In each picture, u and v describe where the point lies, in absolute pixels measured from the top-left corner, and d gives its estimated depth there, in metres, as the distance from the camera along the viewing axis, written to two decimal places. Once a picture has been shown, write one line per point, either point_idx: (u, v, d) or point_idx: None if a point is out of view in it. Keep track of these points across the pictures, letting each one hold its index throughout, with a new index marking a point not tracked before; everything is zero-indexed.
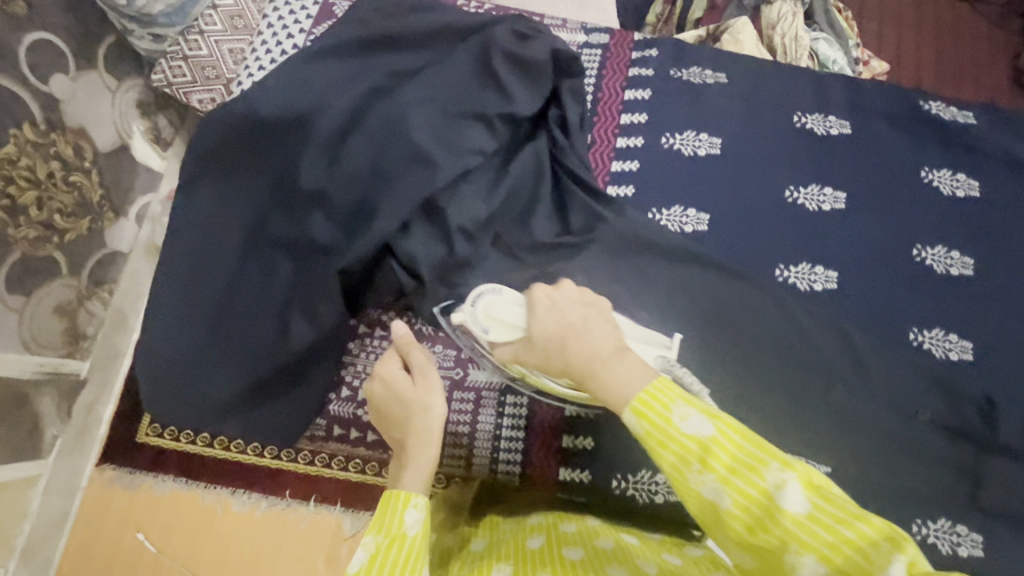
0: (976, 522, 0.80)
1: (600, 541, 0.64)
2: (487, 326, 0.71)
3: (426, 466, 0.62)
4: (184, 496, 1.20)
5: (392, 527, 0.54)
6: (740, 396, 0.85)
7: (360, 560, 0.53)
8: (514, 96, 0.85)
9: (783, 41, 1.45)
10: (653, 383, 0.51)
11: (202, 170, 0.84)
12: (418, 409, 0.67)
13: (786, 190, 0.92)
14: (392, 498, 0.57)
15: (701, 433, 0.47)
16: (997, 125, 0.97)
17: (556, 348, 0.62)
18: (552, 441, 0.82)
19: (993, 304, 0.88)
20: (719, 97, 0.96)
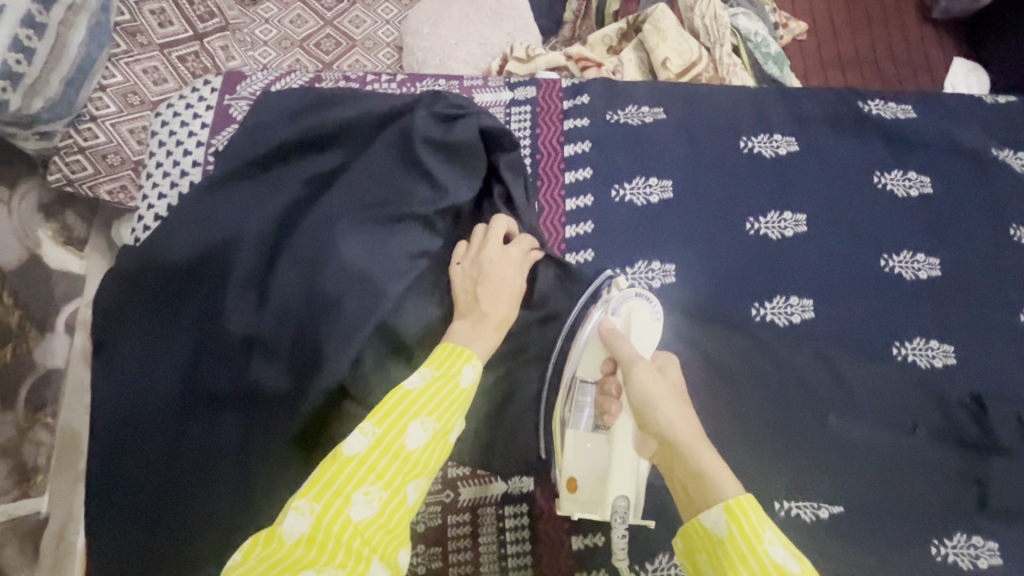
0: (989, 529, 0.80)
1: None
2: (619, 313, 0.76)
3: (487, 344, 0.69)
4: None
5: (449, 369, 0.63)
6: (744, 450, 0.81)
7: (417, 381, 0.61)
8: (449, 186, 0.78)
9: (703, 22, 1.40)
10: (749, 497, 0.54)
11: (125, 326, 0.76)
12: (506, 295, 0.73)
13: (746, 222, 0.89)
14: (456, 349, 0.66)
15: (787, 564, 0.49)
16: (936, 114, 0.96)
17: (678, 402, 0.66)
18: (562, 547, 0.76)
19: (966, 301, 0.87)
20: (661, 136, 0.92)
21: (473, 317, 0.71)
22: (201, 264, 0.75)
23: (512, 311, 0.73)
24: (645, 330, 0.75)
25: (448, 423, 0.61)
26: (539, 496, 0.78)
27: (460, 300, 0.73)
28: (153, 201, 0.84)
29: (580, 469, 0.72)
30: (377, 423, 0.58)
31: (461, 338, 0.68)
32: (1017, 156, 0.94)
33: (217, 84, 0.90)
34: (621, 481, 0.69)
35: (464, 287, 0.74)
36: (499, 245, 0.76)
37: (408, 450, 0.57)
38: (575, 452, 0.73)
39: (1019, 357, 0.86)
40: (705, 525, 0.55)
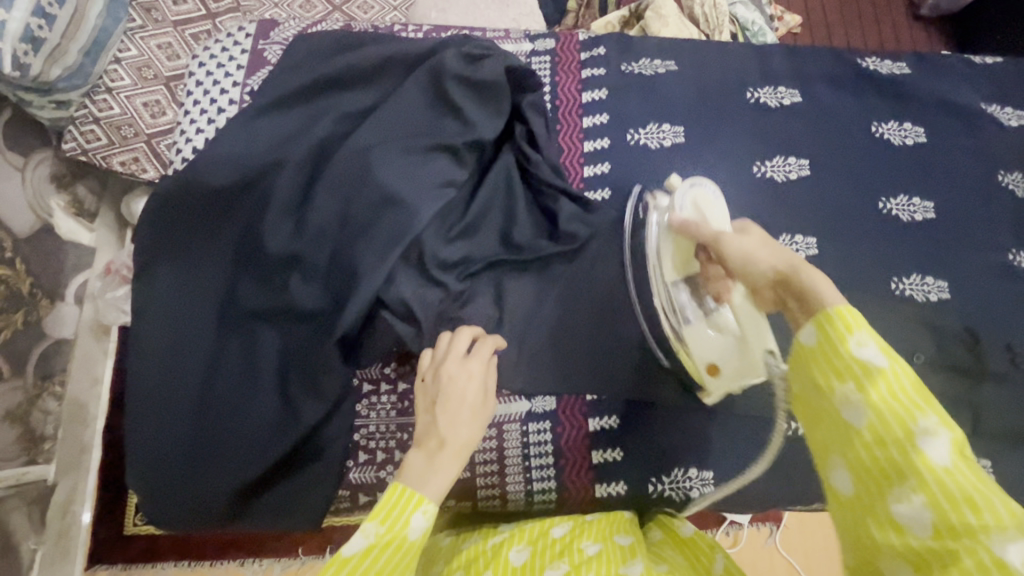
0: (982, 449, 0.85)
1: (618, 535, 0.72)
2: (684, 204, 0.75)
3: (448, 476, 0.63)
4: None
5: (395, 525, 0.58)
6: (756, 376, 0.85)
7: (358, 545, 0.57)
8: (476, 122, 0.83)
9: (703, 10, 1.45)
10: (840, 306, 0.53)
11: (168, 246, 0.79)
12: (469, 418, 0.67)
13: (753, 165, 0.94)
14: (404, 496, 0.60)
15: (873, 362, 0.50)
16: (928, 71, 1.02)
17: (769, 251, 0.62)
18: (583, 460, 0.80)
19: (960, 240, 0.93)
20: (673, 85, 0.97)
21: (428, 447, 0.64)
22: (244, 189, 0.79)
23: (476, 430, 0.66)
24: (716, 221, 0.73)
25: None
26: (561, 414, 0.81)
27: (419, 424, 0.67)
28: (191, 136, 0.88)
29: (713, 356, 0.76)
30: None
31: (412, 480, 0.61)
32: (1004, 111, 1.01)
33: (252, 30, 0.94)
34: (759, 341, 0.72)
35: (424, 406, 0.68)
36: (459, 356, 0.71)
37: None
38: (695, 342, 0.77)
39: (1010, 291, 0.91)
40: (798, 338, 0.55)
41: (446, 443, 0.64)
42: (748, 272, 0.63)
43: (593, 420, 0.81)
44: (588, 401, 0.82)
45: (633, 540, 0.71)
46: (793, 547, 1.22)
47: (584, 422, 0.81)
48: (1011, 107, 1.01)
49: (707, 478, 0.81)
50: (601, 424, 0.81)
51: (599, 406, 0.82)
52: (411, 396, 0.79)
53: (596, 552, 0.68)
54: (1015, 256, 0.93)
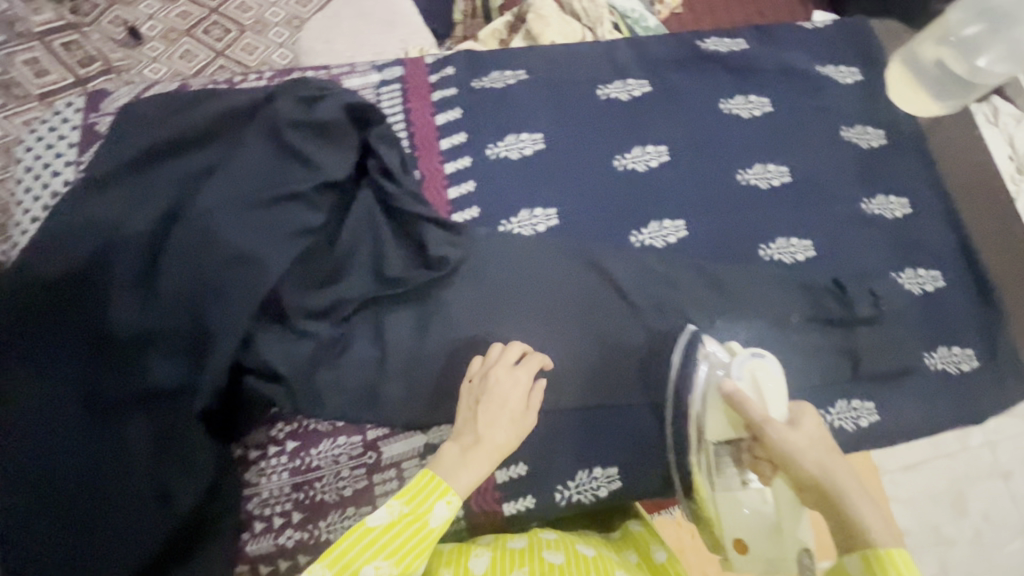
0: (865, 392, 0.89)
1: (579, 545, 0.78)
2: (740, 375, 0.73)
3: (475, 474, 0.68)
4: None
5: (420, 507, 0.65)
6: (645, 363, 0.87)
7: (381, 518, 0.64)
8: (324, 166, 0.81)
9: (582, 6, 1.47)
10: (891, 551, 0.52)
11: (23, 333, 0.72)
12: (504, 424, 0.71)
13: (614, 159, 0.96)
14: (435, 484, 0.66)
15: None
16: (764, 43, 1.07)
17: (812, 460, 0.59)
18: (487, 482, 0.81)
19: (816, 197, 0.98)
20: (525, 94, 0.98)
21: (464, 440, 0.70)
22: (85, 271, 0.74)
23: (512, 434, 0.71)
24: (772, 403, 0.69)
25: (408, 563, 0.64)
26: None
27: (459, 418, 0.73)
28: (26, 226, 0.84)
29: (746, 531, 0.73)
30: (328, 567, 0.60)
31: (445, 470, 0.67)
32: (839, 70, 1.07)
33: (80, 105, 0.90)
34: (791, 534, 0.68)
35: (467, 403, 0.73)
36: (509, 365, 0.76)
37: None
38: (731, 513, 0.74)
39: (865, 238, 0.97)
40: (842, 565, 0.55)
41: (482, 441, 0.69)
42: (793, 474, 0.61)
43: None
44: None
45: (596, 551, 0.77)
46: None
47: None
48: (843, 65, 1.08)
49: (611, 475, 0.84)
50: None
51: None
52: (302, 453, 0.78)
53: (559, 562, 0.73)
54: (866, 206, 0.99)
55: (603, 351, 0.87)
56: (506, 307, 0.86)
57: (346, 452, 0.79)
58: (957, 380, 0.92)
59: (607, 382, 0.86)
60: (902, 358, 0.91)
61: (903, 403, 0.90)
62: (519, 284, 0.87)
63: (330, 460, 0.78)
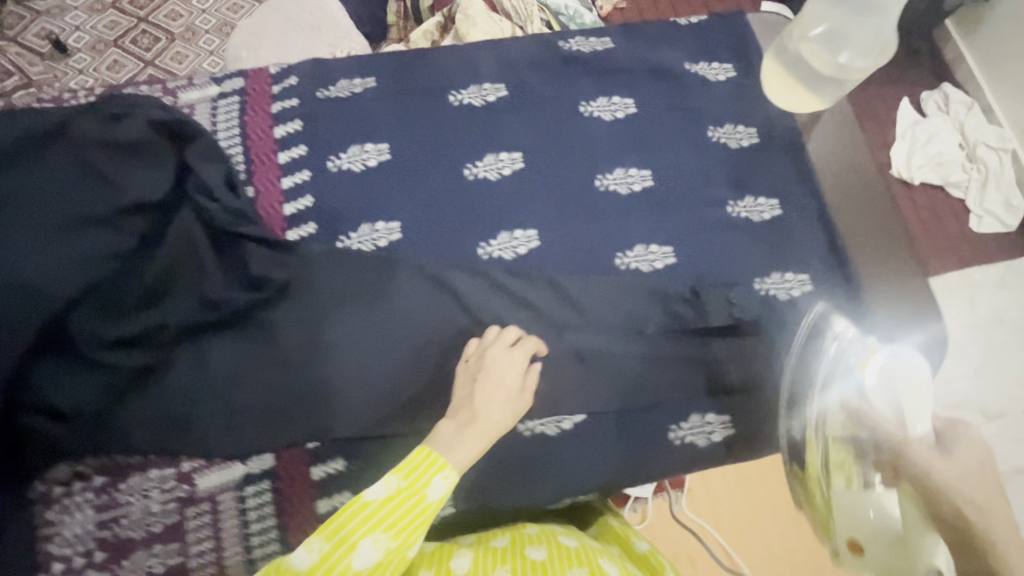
0: (718, 405, 0.86)
1: (562, 536, 0.80)
2: (872, 380, 0.73)
3: (472, 449, 0.69)
4: None
5: (417, 481, 0.66)
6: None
7: (378, 492, 0.64)
8: (132, 185, 0.78)
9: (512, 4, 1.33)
10: None
11: None
12: (499, 400, 0.73)
13: (464, 168, 0.93)
14: (430, 456, 0.67)
15: None
16: (631, 42, 1.03)
17: (975, 483, 0.55)
18: (307, 514, 0.77)
19: (679, 201, 0.94)
20: (372, 103, 0.94)
21: (460, 417, 0.71)
22: None
23: (507, 413, 0.73)
24: (908, 421, 0.65)
25: (405, 539, 0.65)
26: (281, 469, 0.77)
27: (457, 395, 0.74)
28: None
29: (862, 534, 0.67)
30: (325, 539, 0.63)
31: (442, 443, 0.69)
32: (711, 67, 1.03)
33: None
34: (936, 551, 0.60)
35: (462, 382, 0.76)
36: (505, 346, 0.78)
37: (354, 569, 0.63)
38: (841, 509, 0.70)
39: (730, 242, 0.93)
40: None
41: (476, 417, 0.71)
42: (933, 506, 0.56)
43: (317, 468, 0.78)
44: (310, 450, 0.78)
45: (579, 542, 0.79)
46: (703, 513, 1.29)
47: (306, 473, 0.77)
48: (716, 62, 1.04)
49: None
50: (326, 471, 0.78)
51: (322, 452, 0.78)
52: (110, 489, 0.74)
53: (541, 559, 0.75)
54: (733, 209, 0.95)
55: (443, 371, 0.83)
56: (335, 328, 0.83)
57: (157, 486, 0.75)
58: None
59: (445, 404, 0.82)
60: (760, 368, 0.87)
61: (760, 414, 0.86)
62: (350, 305, 0.84)
63: (140, 495, 0.74)
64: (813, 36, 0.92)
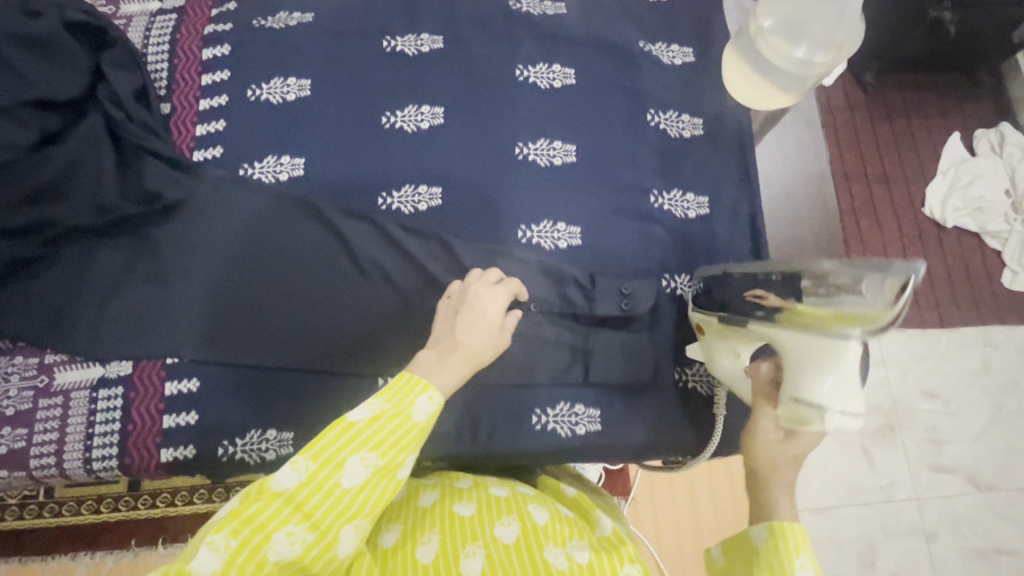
0: (592, 398, 0.82)
1: (493, 488, 0.73)
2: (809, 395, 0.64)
3: (459, 374, 0.64)
4: (20, 572, 1.16)
5: (402, 403, 0.60)
6: (357, 332, 0.82)
7: (363, 413, 0.59)
8: (38, 80, 0.79)
9: None
10: (795, 524, 0.57)
11: None
12: (481, 329, 0.67)
13: (382, 116, 0.90)
14: (412, 379, 0.61)
15: None
16: (590, 9, 0.97)
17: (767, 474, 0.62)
18: (151, 427, 0.77)
19: (598, 184, 0.89)
20: (304, 37, 0.93)
21: (441, 346, 0.65)
22: None
23: (487, 346, 0.66)
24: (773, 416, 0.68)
25: (393, 459, 0.59)
26: (136, 378, 0.78)
27: (437, 329, 0.68)
28: None
29: (710, 332, 0.77)
30: (313, 459, 0.57)
31: (423, 368, 0.63)
32: (669, 49, 0.96)
33: None
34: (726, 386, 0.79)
35: (443, 317, 0.69)
36: (488, 283, 0.71)
37: (343, 488, 0.57)
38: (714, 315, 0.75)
39: (643, 234, 0.87)
40: (749, 535, 0.57)
41: (457, 347, 0.65)
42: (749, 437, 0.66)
43: (170, 384, 0.78)
44: (168, 365, 0.79)
45: (510, 491, 0.72)
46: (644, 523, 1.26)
47: (158, 386, 0.78)
48: (676, 44, 0.97)
49: (285, 439, 0.79)
50: (178, 388, 0.78)
51: (179, 368, 0.79)
52: None
53: (468, 515, 0.67)
54: (656, 199, 0.89)
55: (382, 315, 0.83)
56: (294, 272, 0.83)
57: (20, 372, 0.78)
58: (704, 400, 0.83)
59: (325, 348, 0.81)
60: (643, 367, 0.82)
61: (634, 414, 0.82)
62: (253, 232, 0.84)
63: (2, 378, 0.78)
64: (769, 28, 0.85)
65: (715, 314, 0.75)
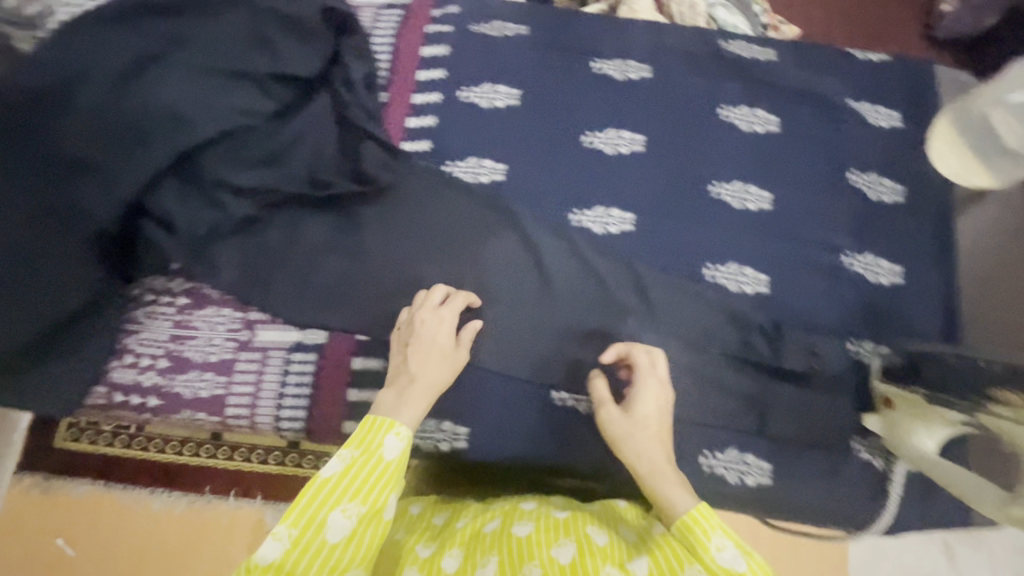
0: (763, 450, 0.80)
1: (555, 509, 0.70)
2: None
3: (420, 407, 0.67)
4: (103, 499, 1.13)
5: (370, 445, 0.62)
6: (520, 347, 0.83)
7: (334, 467, 0.61)
8: (287, 58, 0.84)
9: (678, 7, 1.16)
10: (698, 507, 0.60)
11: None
12: (402, 362, 0.71)
13: (583, 134, 0.92)
14: (375, 421, 0.64)
15: (734, 567, 0.55)
16: (798, 59, 0.97)
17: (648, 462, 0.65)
18: (338, 397, 0.81)
19: (791, 236, 0.88)
20: (517, 48, 0.96)
21: (399, 383, 0.69)
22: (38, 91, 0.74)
23: (444, 369, 0.71)
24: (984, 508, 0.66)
25: (376, 501, 0.61)
26: (330, 349, 0.82)
27: (391, 364, 0.72)
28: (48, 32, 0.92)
29: (900, 409, 0.76)
30: (293, 524, 0.57)
31: (384, 409, 0.65)
32: (875, 110, 0.95)
33: None
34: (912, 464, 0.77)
35: (397, 350, 0.74)
36: (433, 307, 0.76)
37: (331, 543, 0.58)
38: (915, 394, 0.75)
39: (832, 293, 0.86)
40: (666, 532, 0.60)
41: (414, 380, 0.69)
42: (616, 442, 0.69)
43: (360, 359, 0.82)
44: (360, 340, 0.83)
45: (570, 513, 0.69)
46: None
47: (349, 359, 0.82)
48: (883, 106, 0.95)
49: (460, 433, 0.81)
50: (367, 364, 0.82)
51: (369, 346, 0.83)
52: (188, 312, 0.83)
53: (525, 535, 0.65)
54: (847, 259, 0.87)
55: (562, 329, 0.84)
56: (480, 270, 0.85)
57: (225, 324, 0.83)
58: (878, 474, 0.80)
59: (499, 348, 0.83)
60: (819, 429, 0.81)
61: (804, 475, 0.80)
62: (425, 233, 0.86)
63: (209, 326, 0.83)
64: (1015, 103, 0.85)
65: (922, 392, 0.74)
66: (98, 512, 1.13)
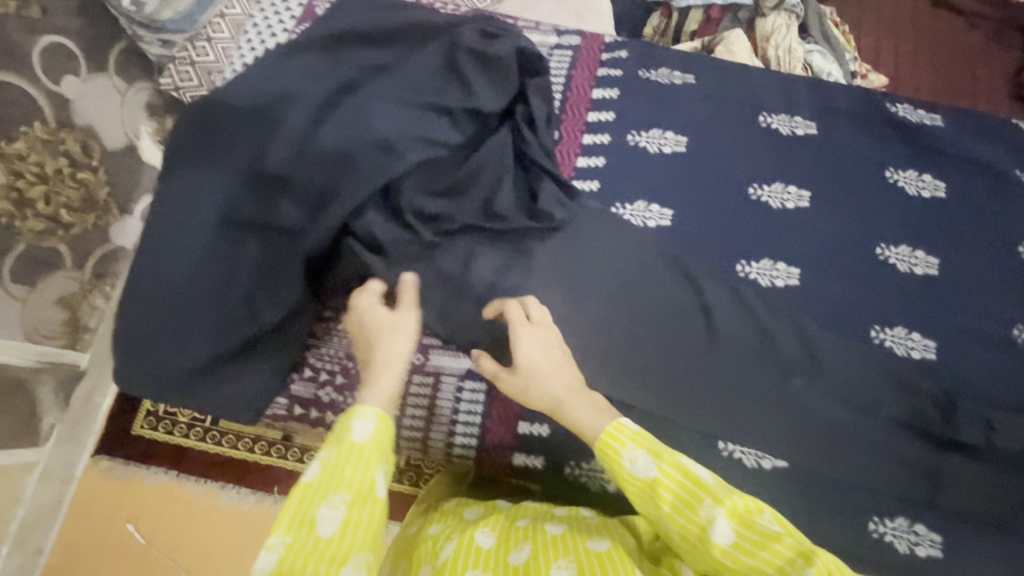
0: (932, 521, 0.79)
1: (584, 511, 0.74)
2: None
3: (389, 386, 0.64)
4: (173, 487, 1.12)
5: (342, 437, 0.59)
6: (686, 395, 0.84)
7: (312, 469, 0.58)
8: (478, 92, 0.87)
9: (777, 54, 1.19)
10: (611, 425, 0.65)
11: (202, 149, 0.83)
12: (385, 337, 0.70)
13: (749, 186, 0.93)
14: (344, 413, 0.61)
15: (647, 473, 0.61)
16: (962, 128, 0.97)
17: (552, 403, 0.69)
18: (508, 429, 0.82)
19: (961, 304, 0.88)
20: (685, 96, 0.98)
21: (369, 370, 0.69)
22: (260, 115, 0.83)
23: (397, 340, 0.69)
24: None
25: (364, 487, 0.57)
26: None
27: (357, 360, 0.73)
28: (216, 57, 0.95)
29: None
30: (285, 532, 0.54)
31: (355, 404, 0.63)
32: None
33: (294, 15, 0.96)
34: None
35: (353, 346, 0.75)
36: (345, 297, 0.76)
37: (326, 538, 0.55)
38: None
39: (1003, 366, 0.85)
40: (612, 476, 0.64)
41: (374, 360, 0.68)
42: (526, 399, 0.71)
43: None
44: None
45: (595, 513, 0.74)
46: None
47: None
48: None
49: None
50: None
51: None
52: None
53: (560, 532, 0.68)
54: (1019, 334, 0.86)
55: (730, 380, 0.84)
56: (648, 314, 0.87)
57: None
58: None
59: (666, 394, 0.84)
60: (992, 506, 0.79)
61: (977, 552, 0.78)
62: (595, 273, 0.88)
63: None
64: None
65: None
66: (172, 501, 1.12)
